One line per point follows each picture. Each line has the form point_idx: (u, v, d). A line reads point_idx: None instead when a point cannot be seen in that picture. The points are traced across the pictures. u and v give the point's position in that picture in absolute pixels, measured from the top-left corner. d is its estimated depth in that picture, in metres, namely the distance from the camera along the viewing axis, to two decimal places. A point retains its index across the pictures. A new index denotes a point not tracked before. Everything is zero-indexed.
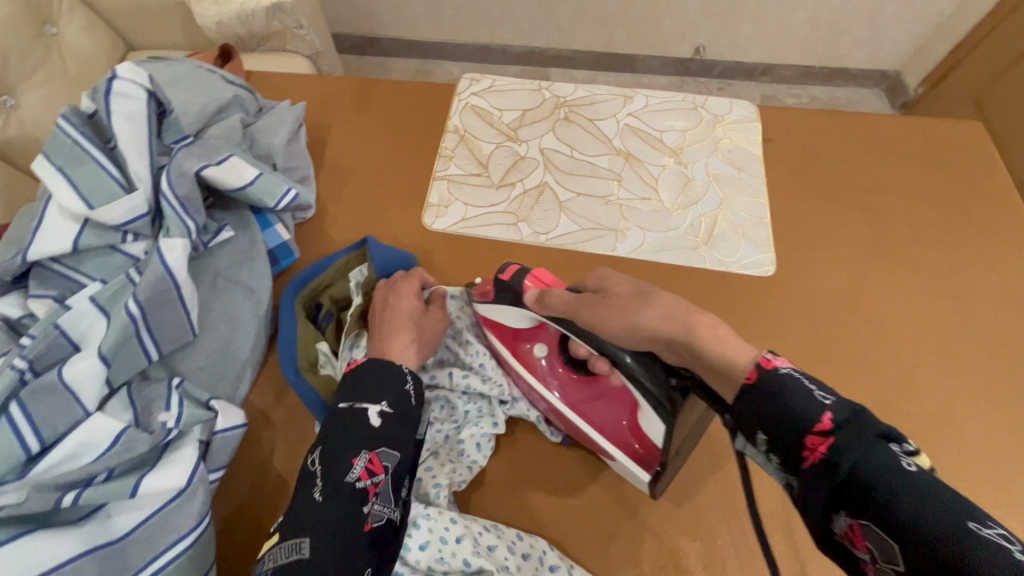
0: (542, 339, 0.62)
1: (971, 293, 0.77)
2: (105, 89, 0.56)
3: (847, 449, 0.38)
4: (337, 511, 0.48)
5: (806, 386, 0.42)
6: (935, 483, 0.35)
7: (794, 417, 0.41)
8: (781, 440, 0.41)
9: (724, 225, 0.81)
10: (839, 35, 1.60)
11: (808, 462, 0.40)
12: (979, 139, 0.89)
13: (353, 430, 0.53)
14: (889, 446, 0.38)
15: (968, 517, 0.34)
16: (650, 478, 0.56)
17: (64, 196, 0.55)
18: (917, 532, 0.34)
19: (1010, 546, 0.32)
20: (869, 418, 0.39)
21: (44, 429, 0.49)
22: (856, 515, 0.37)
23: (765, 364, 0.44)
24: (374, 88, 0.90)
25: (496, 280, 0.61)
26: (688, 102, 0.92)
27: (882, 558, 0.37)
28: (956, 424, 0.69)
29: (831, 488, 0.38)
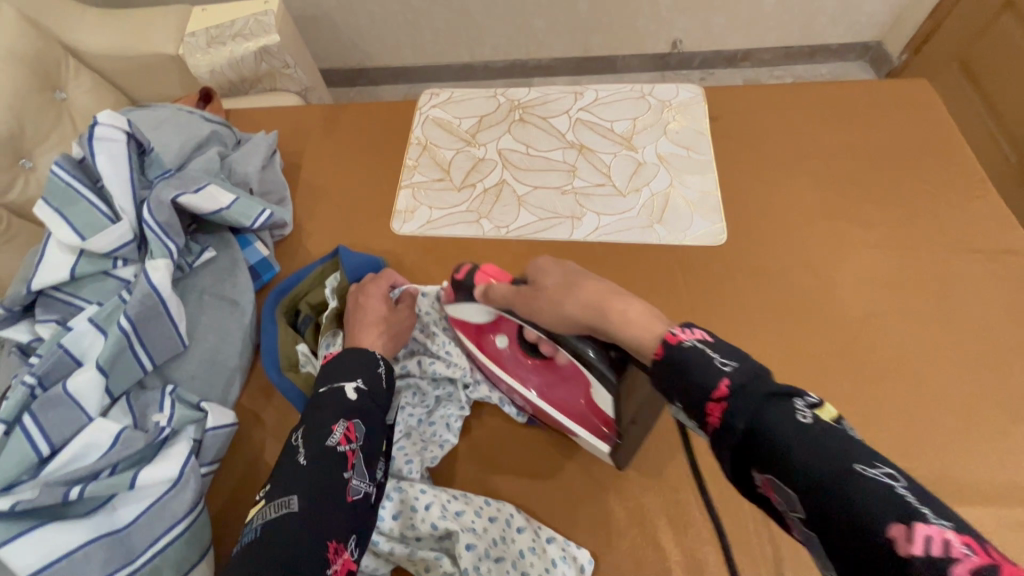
0: (503, 331, 0.65)
1: (925, 242, 0.79)
2: (89, 135, 0.64)
3: (745, 410, 0.39)
4: (319, 472, 0.53)
5: (706, 355, 0.42)
6: (827, 432, 0.37)
7: (693, 387, 0.42)
8: (690, 408, 0.42)
9: (677, 202, 0.85)
10: (811, 14, 1.63)
11: (712, 425, 0.41)
12: (926, 96, 0.91)
13: (331, 404, 0.57)
14: (785, 402, 0.39)
15: (854, 460, 0.35)
16: (610, 450, 0.60)
17: (61, 232, 0.62)
18: (810, 482, 0.35)
19: (894, 483, 0.34)
20: (768, 379, 0.40)
21: (53, 435, 0.56)
22: (763, 471, 0.38)
23: (671, 339, 0.45)
24: (342, 112, 0.97)
25: (453, 280, 0.65)
26: (636, 92, 0.97)
27: (788, 511, 0.37)
28: (917, 369, 0.71)
29: (735, 446, 0.40)
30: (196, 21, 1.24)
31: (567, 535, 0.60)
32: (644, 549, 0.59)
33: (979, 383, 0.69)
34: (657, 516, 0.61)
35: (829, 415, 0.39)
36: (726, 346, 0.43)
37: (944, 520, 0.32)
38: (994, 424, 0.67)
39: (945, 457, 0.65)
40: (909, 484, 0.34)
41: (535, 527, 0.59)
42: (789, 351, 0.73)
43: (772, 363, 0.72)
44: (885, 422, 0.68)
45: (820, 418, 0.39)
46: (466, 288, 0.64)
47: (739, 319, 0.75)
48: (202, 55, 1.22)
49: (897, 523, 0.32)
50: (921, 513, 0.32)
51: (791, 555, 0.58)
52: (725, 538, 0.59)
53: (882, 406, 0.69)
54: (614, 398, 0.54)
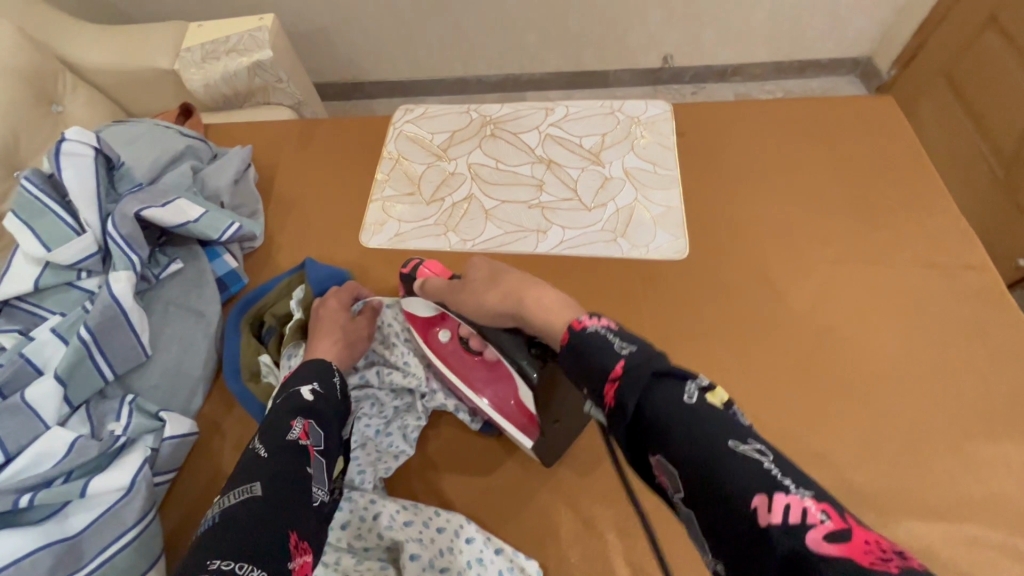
0: (446, 326, 0.66)
1: (886, 256, 0.80)
2: (56, 150, 0.66)
3: (633, 391, 0.38)
4: (282, 463, 0.53)
5: (607, 338, 0.42)
6: (709, 410, 0.37)
7: (595, 368, 0.41)
8: (590, 389, 0.41)
9: (641, 216, 0.86)
10: (798, 29, 1.66)
11: (608, 407, 0.40)
12: (893, 113, 0.93)
13: (287, 403, 0.58)
14: (672, 382, 0.38)
15: (729, 437, 0.35)
16: (530, 444, 0.61)
17: (27, 244, 0.64)
18: (689, 459, 0.35)
19: (763, 458, 0.34)
20: (660, 358, 0.40)
21: (9, 443, 0.57)
22: (651, 451, 0.38)
23: (576, 325, 0.44)
24: (319, 127, 1.00)
25: (402, 275, 0.71)
26: (606, 108, 0.99)
27: (673, 492, 0.37)
28: (872, 382, 0.71)
29: (627, 427, 0.39)
30: (192, 37, 1.27)
31: (516, 547, 0.61)
32: (591, 561, 0.60)
33: (935, 397, 0.69)
34: (606, 528, 0.61)
35: (721, 399, 0.38)
36: (628, 331, 0.43)
37: (805, 490, 0.32)
38: (949, 438, 0.67)
39: (898, 471, 0.65)
40: (779, 459, 0.35)
41: (484, 538, 0.59)
42: (747, 364, 0.73)
43: (729, 376, 0.73)
44: (840, 435, 0.68)
45: (707, 399, 0.38)
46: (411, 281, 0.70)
47: (700, 332, 0.76)
48: (197, 70, 1.26)
49: (762, 495, 0.32)
50: (784, 484, 0.32)
51: None
52: (673, 551, 0.59)
53: (838, 419, 0.69)
54: (535, 393, 0.55)
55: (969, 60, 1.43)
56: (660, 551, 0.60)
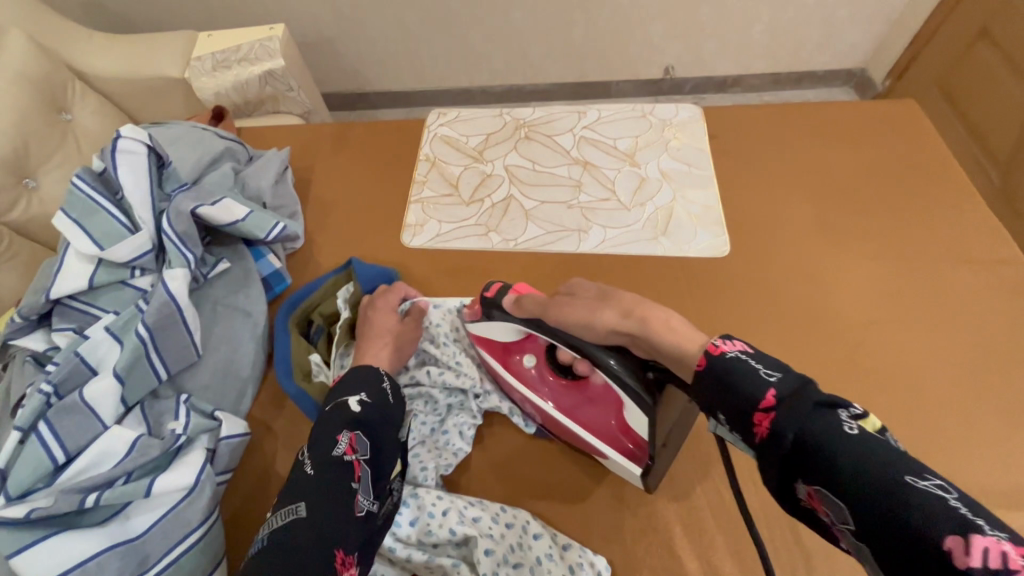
0: (530, 350, 0.66)
1: (921, 252, 0.81)
2: (112, 148, 0.66)
3: (790, 422, 0.38)
4: (326, 480, 0.52)
5: (751, 366, 0.42)
6: (874, 443, 0.36)
7: (740, 397, 0.41)
8: (733, 418, 0.41)
9: (679, 215, 0.87)
10: (798, 42, 1.70)
11: (757, 435, 0.40)
12: (913, 116, 0.96)
13: (336, 416, 0.57)
14: (831, 414, 0.38)
15: (904, 472, 0.34)
16: (641, 472, 0.59)
17: (79, 242, 0.63)
18: (863, 489, 0.34)
19: (948, 495, 0.33)
20: (815, 389, 0.39)
21: (68, 443, 0.56)
22: (809, 482, 0.37)
23: (712, 351, 0.44)
24: (351, 130, 1.00)
25: (481, 298, 0.65)
26: (638, 111, 1.00)
27: (838, 523, 0.36)
28: (920, 374, 0.72)
29: (781, 457, 0.38)
30: (203, 45, 1.27)
31: (582, 543, 0.60)
32: (660, 554, 0.60)
33: (981, 387, 0.70)
34: (670, 522, 0.61)
35: (872, 426, 0.39)
36: (770, 359, 0.43)
37: (1000, 532, 0.31)
38: (999, 427, 0.67)
39: (953, 461, 0.66)
40: (962, 496, 0.33)
41: (551, 534, 0.59)
42: (794, 359, 0.74)
43: None
44: (892, 427, 0.68)
45: (866, 429, 0.38)
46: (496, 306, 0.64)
47: (743, 328, 0.76)
48: (207, 79, 1.26)
49: (954, 534, 0.31)
50: (978, 524, 0.31)
51: (806, 558, 0.59)
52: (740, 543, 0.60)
53: (890, 412, 0.69)
54: (650, 418, 0.53)
55: (963, 72, 1.49)
56: (726, 542, 0.60)
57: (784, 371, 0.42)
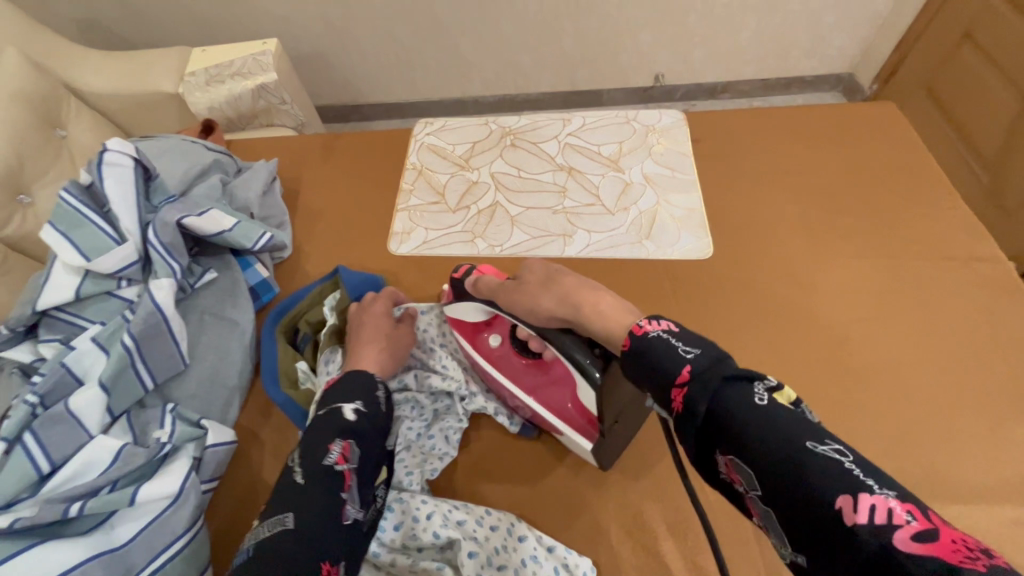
0: (497, 330, 0.68)
1: (903, 251, 0.82)
2: (98, 161, 0.67)
3: (702, 394, 0.38)
4: (317, 491, 0.51)
5: (670, 343, 0.42)
6: (781, 411, 0.36)
7: (660, 373, 0.41)
8: (655, 392, 0.42)
9: (663, 218, 0.88)
10: (784, 48, 1.73)
11: (675, 410, 0.40)
12: (893, 118, 0.97)
13: (330, 423, 0.56)
14: (742, 385, 0.38)
15: (807, 438, 0.35)
16: (592, 447, 0.60)
17: (66, 253, 0.64)
18: (767, 457, 0.35)
19: (843, 458, 0.33)
20: (728, 363, 0.40)
21: (53, 453, 0.56)
22: (722, 452, 0.37)
23: (638, 331, 0.45)
24: (339, 141, 1.01)
25: (452, 280, 0.70)
26: (622, 117, 1.02)
27: (747, 491, 0.37)
28: (903, 371, 0.72)
29: (697, 429, 0.39)
30: (196, 61, 1.29)
31: (568, 545, 0.60)
32: (645, 555, 0.60)
33: (964, 382, 0.71)
34: (654, 522, 0.61)
35: (785, 398, 0.40)
36: (690, 335, 0.43)
37: (887, 490, 0.32)
38: (983, 422, 0.68)
39: (937, 457, 0.66)
40: (858, 459, 0.34)
41: (536, 535, 0.59)
42: (779, 358, 0.74)
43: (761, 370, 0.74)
44: (876, 424, 0.69)
45: (777, 399, 0.38)
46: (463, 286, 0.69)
47: (727, 329, 0.77)
48: (201, 93, 1.27)
49: (845, 495, 0.32)
50: (867, 484, 0.32)
51: (789, 556, 0.59)
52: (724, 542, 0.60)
53: (874, 409, 0.70)
54: (596, 393, 0.54)
55: (948, 75, 1.51)
56: (710, 542, 0.60)
57: (702, 346, 0.42)
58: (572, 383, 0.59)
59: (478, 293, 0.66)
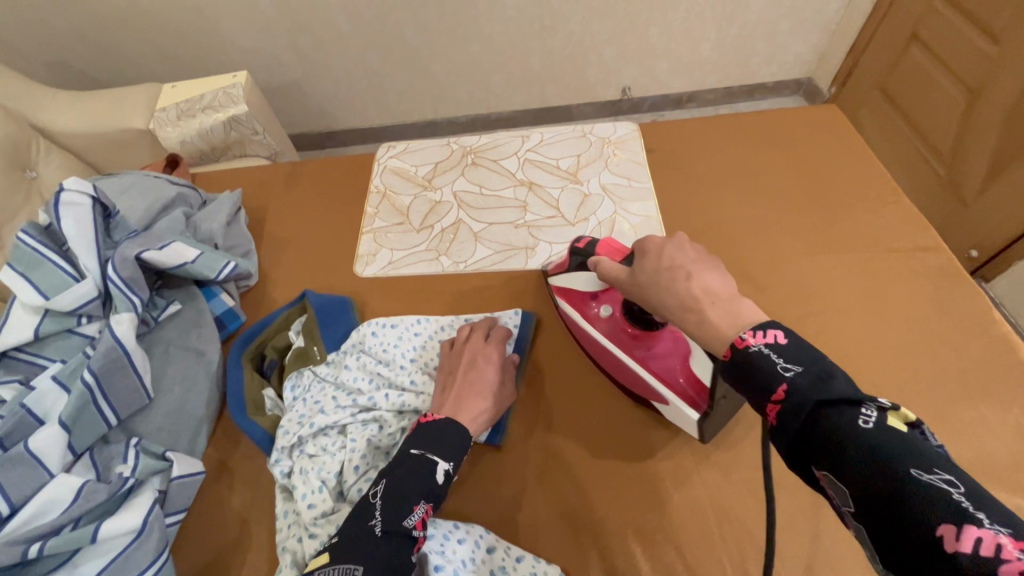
0: (608, 301, 0.70)
1: (852, 245, 0.85)
2: (54, 201, 0.68)
3: (798, 415, 0.39)
4: (390, 549, 0.51)
5: (772, 360, 0.42)
6: (889, 438, 0.36)
7: (756, 386, 0.42)
8: (753, 401, 0.43)
9: (621, 226, 0.91)
10: (743, 57, 1.79)
11: (769, 421, 0.42)
12: (838, 119, 1.01)
13: (419, 480, 0.55)
14: (846, 408, 0.38)
15: (911, 465, 0.34)
16: (699, 417, 0.60)
17: (25, 294, 0.65)
18: (864, 480, 0.35)
19: (952, 489, 0.33)
20: (834, 386, 0.39)
21: (13, 494, 0.56)
22: (819, 468, 0.38)
23: (738, 343, 0.44)
24: (305, 168, 1.03)
25: (574, 248, 0.71)
26: (578, 131, 1.05)
27: (841, 506, 0.38)
28: (857, 361, 0.74)
29: (790, 445, 0.40)
30: (165, 97, 1.30)
31: (536, 554, 0.62)
32: (612, 559, 0.61)
33: (915, 368, 0.73)
34: (620, 525, 0.63)
35: (901, 418, 0.38)
36: (796, 348, 0.42)
37: (1001, 525, 0.31)
38: (935, 406, 0.70)
39: None
40: (972, 491, 0.33)
41: (504, 547, 0.61)
42: None
43: None
44: None
45: (889, 422, 0.37)
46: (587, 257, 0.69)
47: None
48: (172, 128, 1.27)
49: (949, 523, 0.32)
50: (977, 518, 0.31)
51: (753, 550, 0.60)
52: (688, 538, 0.61)
53: None
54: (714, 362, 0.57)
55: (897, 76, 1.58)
56: (675, 540, 0.61)
57: (807, 362, 0.41)
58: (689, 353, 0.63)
59: (597, 272, 0.62)
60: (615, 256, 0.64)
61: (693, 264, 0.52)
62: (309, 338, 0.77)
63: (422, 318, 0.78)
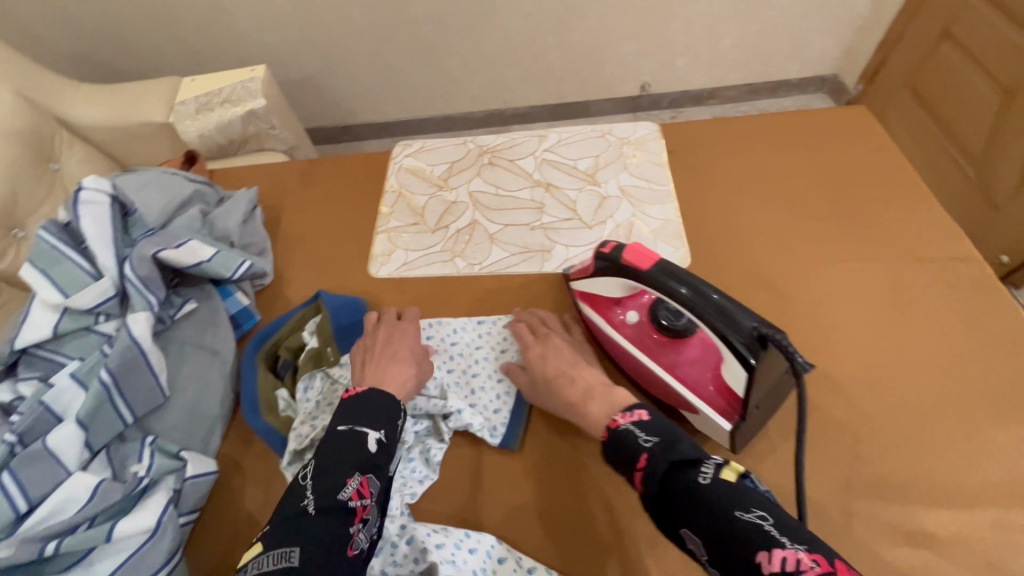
0: (634, 307, 0.71)
1: (880, 254, 0.82)
2: (74, 199, 0.68)
3: (655, 477, 0.50)
4: (322, 528, 0.51)
5: (634, 433, 0.54)
6: (719, 488, 0.46)
7: (625, 458, 0.54)
8: (624, 470, 0.54)
9: (640, 230, 0.88)
10: (766, 54, 1.74)
11: (637, 485, 0.53)
12: (868, 122, 0.98)
13: (350, 453, 0.56)
14: (691, 468, 0.49)
15: (735, 508, 0.45)
16: (731, 428, 0.62)
17: (45, 292, 0.65)
18: (704, 529, 0.45)
19: (765, 522, 0.44)
20: (676, 450, 0.51)
21: (30, 492, 0.57)
22: (679, 525, 0.47)
23: (612, 424, 0.56)
24: (321, 166, 1.03)
25: (599, 254, 0.67)
26: (597, 131, 1.03)
27: (700, 554, 0.47)
28: (882, 374, 0.72)
29: (655, 504, 0.50)
30: (185, 90, 1.30)
31: (549, 565, 0.61)
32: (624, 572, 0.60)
33: (944, 384, 0.70)
34: (631, 539, 0.61)
35: (736, 471, 0.49)
36: (652, 422, 0.55)
37: (800, 544, 0.42)
38: (963, 424, 0.67)
39: (918, 462, 0.65)
40: (777, 521, 0.44)
41: (516, 557, 0.60)
42: None
43: None
44: (857, 430, 0.68)
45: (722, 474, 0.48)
46: (616, 262, 0.65)
47: None
48: (191, 121, 1.28)
49: (764, 551, 0.42)
50: (783, 542, 0.42)
51: None
52: None
53: (855, 415, 0.69)
54: (751, 375, 0.55)
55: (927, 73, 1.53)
56: (688, 556, 0.60)
57: (659, 432, 0.53)
58: (719, 362, 0.63)
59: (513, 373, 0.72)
60: (649, 265, 0.61)
61: (571, 367, 0.67)
62: (323, 338, 0.76)
63: (433, 321, 0.80)
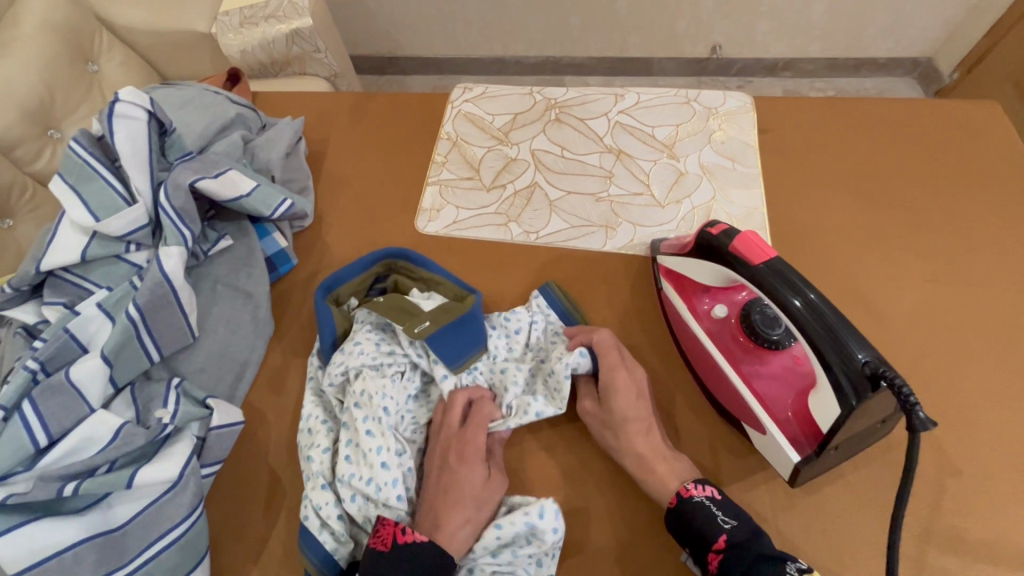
0: (724, 301, 0.63)
1: (990, 279, 0.72)
2: (109, 111, 0.61)
3: (737, 564, 0.49)
4: None
5: (712, 512, 0.53)
6: None
7: (699, 535, 0.52)
8: (694, 549, 0.53)
9: (718, 215, 0.79)
10: (860, 26, 1.54)
11: (711, 568, 0.51)
12: (995, 121, 0.84)
13: None
14: (778, 564, 0.48)
15: None
16: (798, 461, 0.54)
17: (75, 211, 0.60)
18: None
19: None
20: (760, 542, 0.50)
21: (52, 425, 0.53)
22: None
23: (683, 492, 0.54)
24: (371, 102, 0.94)
25: (704, 233, 0.59)
26: (680, 96, 0.91)
27: None
28: (977, 417, 0.64)
29: None
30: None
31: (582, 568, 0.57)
32: None
33: None
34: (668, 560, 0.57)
35: None
36: (726, 502, 0.54)
37: None
38: None
39: (1007, 521, 0.58)
40: None
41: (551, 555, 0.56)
42: None
43: None
44: (940, 474, 0.61)
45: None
46: (719, 248, 0.57)
47: None
48: (234, 35, 1.18)
49: None
50: None
51: None
52: None
53: (939, 457, 0.62)
54: (845, 415, 0.49)
55: None
56: None
57: (737, 516, 0.53)
58: (807, 387, 0.56)
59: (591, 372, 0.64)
60: (763, 259, 0.54)
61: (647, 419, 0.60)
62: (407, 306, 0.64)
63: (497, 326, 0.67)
